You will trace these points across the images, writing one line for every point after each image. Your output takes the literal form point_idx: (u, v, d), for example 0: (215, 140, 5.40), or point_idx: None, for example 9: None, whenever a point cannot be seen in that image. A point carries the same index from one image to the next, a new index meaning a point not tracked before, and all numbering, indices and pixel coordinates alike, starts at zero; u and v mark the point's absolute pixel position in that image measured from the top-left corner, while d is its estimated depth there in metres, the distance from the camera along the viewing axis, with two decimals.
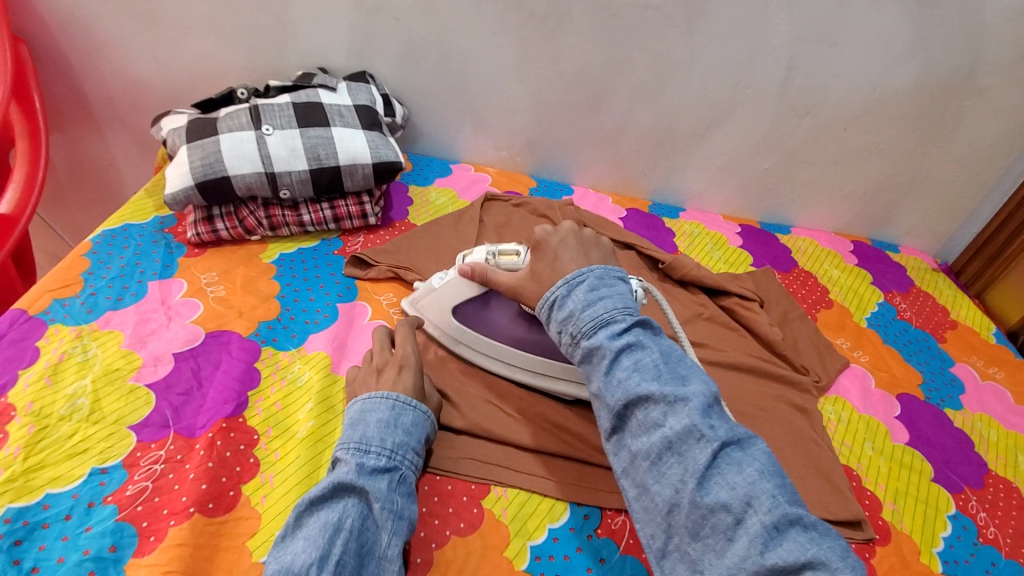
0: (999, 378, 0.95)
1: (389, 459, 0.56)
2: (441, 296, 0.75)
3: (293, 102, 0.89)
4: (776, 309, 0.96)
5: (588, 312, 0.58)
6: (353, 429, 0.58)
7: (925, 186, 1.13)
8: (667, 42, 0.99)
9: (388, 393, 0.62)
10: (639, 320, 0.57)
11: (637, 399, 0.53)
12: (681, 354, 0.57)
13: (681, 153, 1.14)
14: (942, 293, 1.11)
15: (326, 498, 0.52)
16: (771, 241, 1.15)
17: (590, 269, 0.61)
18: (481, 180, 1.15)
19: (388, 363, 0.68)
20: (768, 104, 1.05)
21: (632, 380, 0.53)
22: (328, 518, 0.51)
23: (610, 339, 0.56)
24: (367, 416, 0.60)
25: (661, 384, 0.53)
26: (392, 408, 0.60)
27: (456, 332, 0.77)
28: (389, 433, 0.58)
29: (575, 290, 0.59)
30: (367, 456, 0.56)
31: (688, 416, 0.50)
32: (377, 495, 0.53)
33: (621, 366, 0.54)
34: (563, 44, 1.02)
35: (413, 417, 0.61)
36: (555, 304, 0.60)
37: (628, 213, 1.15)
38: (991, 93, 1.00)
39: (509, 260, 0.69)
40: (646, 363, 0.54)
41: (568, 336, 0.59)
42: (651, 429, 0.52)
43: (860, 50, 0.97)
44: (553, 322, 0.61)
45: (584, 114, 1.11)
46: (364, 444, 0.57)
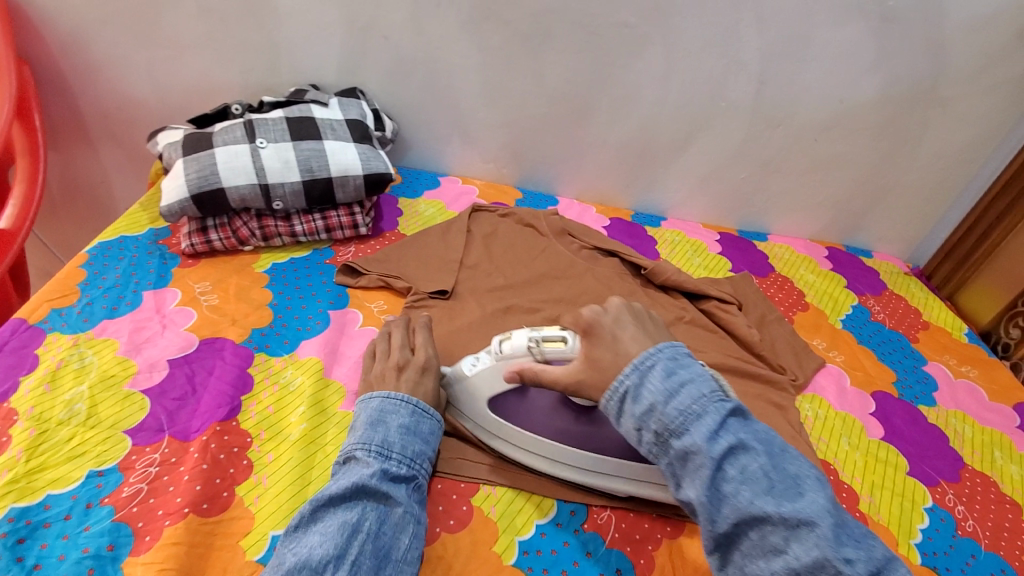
0: (971, 375, 0.98)
1: (408, 467, 0.61)
2: (475, 386, 0.68)
3: (286, 117, 0.93)
4: (754, 312, 1.00)
5: (673, 407, 0.53)
6: (375, 429, 0.62)
7: (895, 194, 1.18)
8: (646, 58, 1.04)
9: (408, 397, 0.65)
10: (729, 409, 0.53)
11: (751, 518, 0.49)
12: (782, 443, 0.53)
13: (662, 164, 1.18)
14: (914, 296, 1.15)
15: (346, 497, 0.56)
16: (749, 248, 1.19)
17: (659, 349, 0.57)
18: (468, 192, 1.18)
19: (409, 364, 0.70)
20: (743, 116, 1.10)
21: (743, 496, 0.49)
22: (347, 518, 0.55)
23: (708, 444, 0.51)
24: (387, 417, 0.63)
25: (776, 501, 0.48)
26: (412, 414, 0.64)
27: (495, 426, 0.69)
28: (409, 440, 0.62)
29: (652, 378, 0.55)
30: (389, 461, 0.59)
31: (815, 543, 0.46)
32: (397, 501, 0.57)
33: (728, 479, 0.50)
34: (546, 60, 1.07)
35: (430, 426, 0.65)
36: (628, 396, 0.55)
37: (611, 223, 1.19)
38: (952, 104, 1.06)
39: (556, 349, 0.64)
40: (755, 472, 0.50)
41: (650, 434, 0.54)
42: (770, 553, 0.48)
43: (827, 65, 1.02)
44: (628, 415, 0.55)
45: (568, 127, 1.15)
46: (385, 447, 0.61)
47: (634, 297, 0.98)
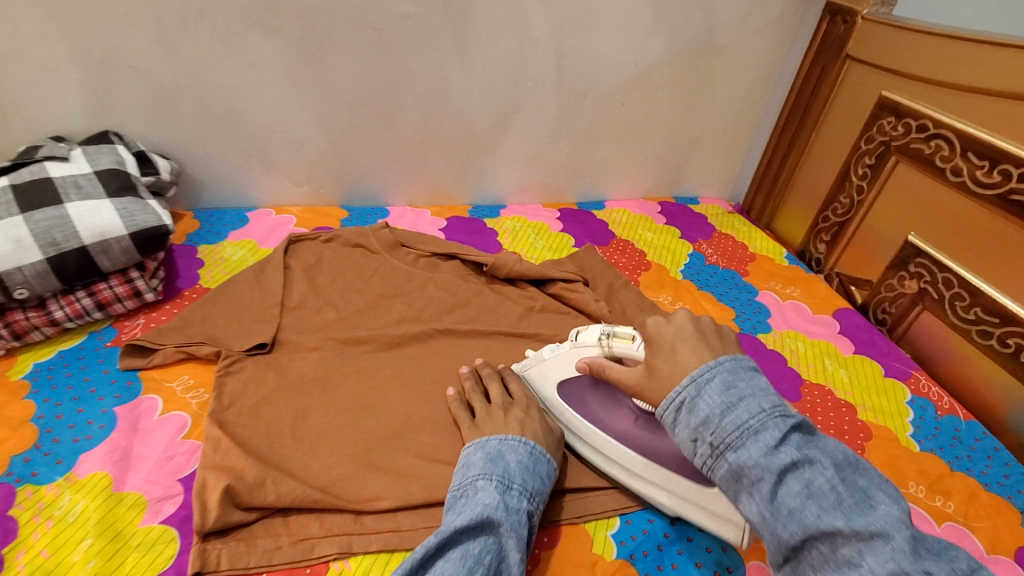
0: (796, 295, 1.07)
1: (529, 504, 0.57)
2: (549, 369, 0.73)
3: (12, 185, 0.76)
4: (601, 284, 1.00)
5: (729, 420, 0.48)
6: (496, 463, 0.60)
7: (705, 141, 1.25)
8: (437, 47, 0.98)
9: (526, 438, 0.64)
10: (794, 424, 0.48)
11: (818, 532, 0.43)
12: (855, 459, 0.47)
13: (487, 153, 1.14)
14: (739, 232, 1.23)
15: (472, 527, 0.53)
16: (588, 218, 1.20)
17: (719, 361, 0.51)
18: (284, 222, 1.05)
19: (514, 406, 0.69)
20: (550, 92, 1.08)
21: (805, 509, 0.44)
22: (468, 549, 0.51)
23: (766, 457, 0.46)
24: (506, 454, 0.61)
25: (847, 516, 0.43)
26: (530, 453, 0.62)
27: (559, 409, 0.73)
28: (528, 477, 0.60)
29: (710, 391, 0.49)
30: (511, 493, 0.57)
31: (890, 556, 0.40)
32: (517, 539, 0.53)
33: (788, 488, 0.45)
34: (332, 65, 0.97)
35: (546, 470, 0.62)
36: (684, 406, 0.50)
37: (448, 223, 1.13)
38: (732, 50, 1.13)
39: (624, 345, 0.65)
40: (821, 486, 0.44)
41: (705, 446, 0.48)
42: (839, 567, 0.42)
43: (613, 31, 1.04)
44: (682, 426, 0.50)
45: (378, 132, 1.07)
46: (506, 480, 0.58)
47: (481, 298, 0.93)
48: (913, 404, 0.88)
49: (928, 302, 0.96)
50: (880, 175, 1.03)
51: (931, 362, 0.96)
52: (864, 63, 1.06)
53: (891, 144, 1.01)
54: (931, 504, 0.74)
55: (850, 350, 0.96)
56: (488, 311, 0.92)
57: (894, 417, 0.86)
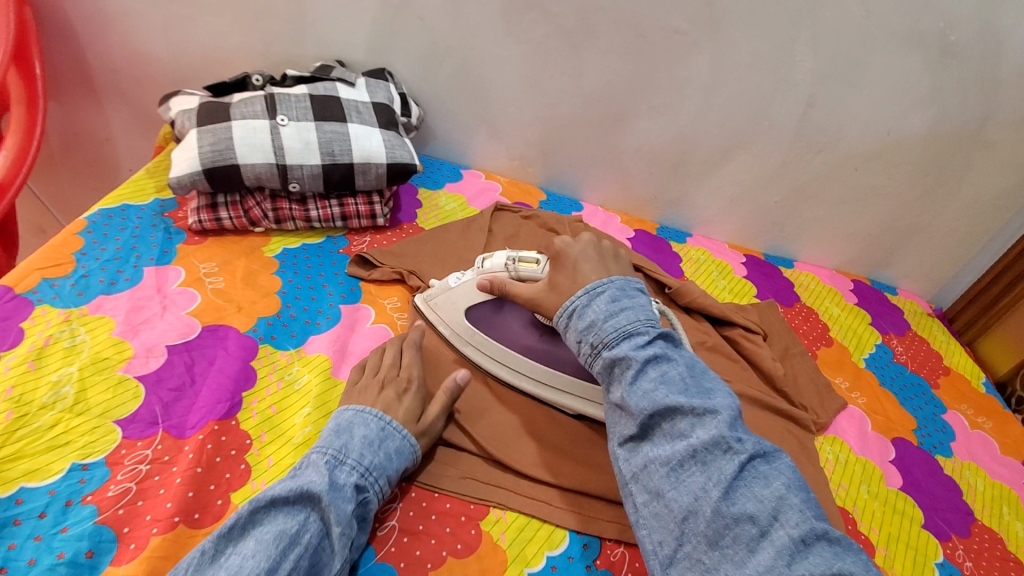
0: (988, 427, 0.96)
1: (362, 480, 0.56)
2: (456, 296, 0.77)
3: (310, 94, 0.87)
4: (778, 343, 0.96)
5: (612, 323, 0.59)
6: (339, 437, 0.58)
7: (928, 232, 1.15)
8: (692, 65, 0.99)
9: (383, 414, 0.62)
10: (662, 332, 0.60)
11: (664, 408, 0.54)
12: (702, 367, 0.59)
13: (694, 179, 1.14)
14: (936, 339, 1.12)
15: (289, 501, 0.51)
16: (773, 273, 1.16)
17: (610, 280, 0.63)
18: (491, 188, 1.13)
19: (391, 383, 0.67)
20: (784, 137, 1.05)
21: (657, 392, 0.55)
22: (285, 527, 0.50)
23: (635, 349, 0.57)
24: (353, 428, 0.59)
25: (688, 398, 0.54)
26: (381, 429, 0.60)
27: (467, 333, 0.77)
28: (371, 453, 0.58)
29: (599, 299, 0.61)
30: (342, 468, 0.55)
31: (715, 427, 0.52)
32: (340, 513, 0.52)
33: (647, 376, 0.56)
34: (586, 59, 1.01)
35: (398, 445, 0.60)
36: (575, 314, 0.61)
37: (636, 234, 1.14)
38: (1001, 147, 1.02)
39: (528, 268, 0.71)
40: (673, 375, 0.56)
41: (588, 346, 0.60)
42: (675, 438, 0.53)
43: (878, 94, 0.98)
44: (572, 331, 0.62)
45: (601, 131, 1.10)
46: (340, 457, 0.56)
47: None
48: None
49: None
50: None
51: None
52: None
53: None
54: None
55: None
56: None
57: None
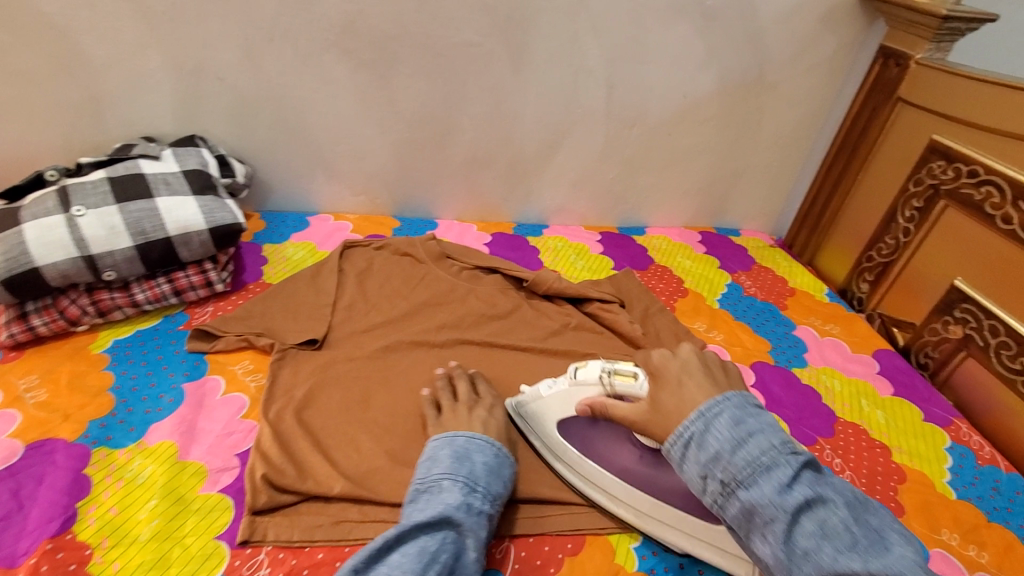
0: (835, 332, 1.07)
1: (490, 507, 0.60)
2: (548, 406, 0.72)
3: (109, 177, 0.83)
4: (637, 307, 1.03)
5: (740, 457, 0.50)
6: (464, 463, 0.62)
7: (749, 174, 1.27)
8: (496, 72, 1.05)
9: (492, 440, 0.67)
10: (804, 462, 0.50)
11: (833, 574, 0.46)
12: (859, 495, 0.50)
13: (534, 174, 1.20)
14: (779, 266, 1.24)
15: (433, 523, 0.55)
16: (627, 243, 1.24)
17: (726, 397, 0.54)
18: (341, 228, 1.13)
19: (476, 406, 0.73)
20: (599, 120, 1.14)
21: (821, 551, 0.46)
22: (426, 545, 0.54)
23: (779, 496, 0.48)
24: (472, 454, 0.64)
25: (861, 557, 0.45)
26: (495, 456, 0.65)
27: (560, 448, 0.71)
28: (492, 480, 0.63)
29: (720, 429, 0.52)
30: (475, 492, 0.60)
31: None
32: (475, 537, 0.57)
33: (802, 529, 0.48)
34: (397, 85, 1.04)
35: (508, 473, 0.65)
36: (692, 442, 0.53)
37: (492, 238, 1.18)
38: (780, 88, 1.16)
39: (626, 385, 0.65)
40: (835, 526, 0.47)
41: (716, 484, 0.51)
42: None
43: (665, 64, 1.08)
44: (691, 462, 0.53)
45: (434, 149, 1.13)
46: (471, 481, 0.61)
47: (520, 312, 0.97)
48: (953, 451, 0.85)
49: (973, 349, 0.93)
50: (927, 219, 1.02)
51: (978, 411, 0.93)
52: (915, 105, 1.05)
53: (940, 188, 1.00)
54: (965, 554, 0.72)
55: (889, 391, 0.95)
56: (525, 324, 0.96)
57: (930, 461, 0.84)
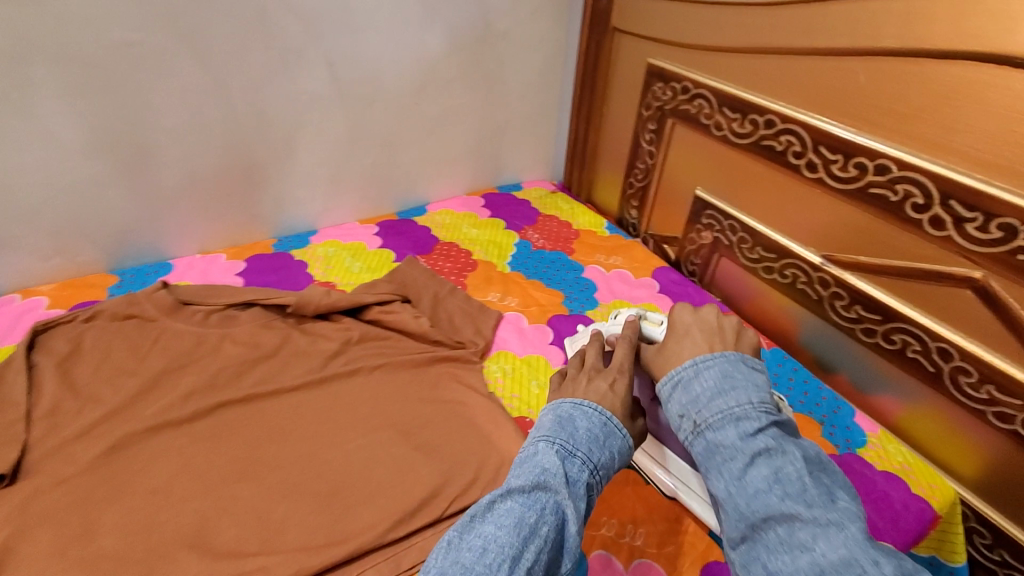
0: (619, 263, 1.11)
1: (591, 477, 0.52)
2: None
3: None
4: (425, 297, 0.96)
5: (716, 402, 0.52)
6: (564, 426, 0.55)
7: (511, 127, 1.25)
8: (180, 71, 0.87)
9: (603, 409, 0.57)
10: (775, 418, 0.51)
11: (780, 516, 0.46)
12: (821, 461, 0.51)
13: (279, 179, 1.04)
14: (562, 211, 1.26)
15: (526, 490, 0.49)
16: (408, 227, 1.16)
17: (722, 352, 0.57)
18: (35, 305, 0.88)
19: (601, 375, 0.62)
20: (331, 103, 1.01)
21: (771, 494, 0.47)
22: (523, 516, 0.47)
23: (742, 440, 0.50)
24: (575, 419, 0.56)
25: (808, 504, 0.46)
26: (604, 423, 0.56)
27: None
28: (597, 448, 0.54)
29: (706, 373, 0.55)
30: (574, 457, 0.52)
31: (843, 543, 0.43)
32: (575, 509, 0.49)
33: (756, 472, 0.48)
34: (46, 111, 0.81)
35: (620, 444, 0.56)
36: (680, 383, 0.56)
37: (249, 263, 1.01)
38: (510, 35, 1.13)
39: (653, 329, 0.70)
40: (790, 473, 0.47)
41: (689, 422, 0.53)
42: (795, 550, 0.44)
43: (382, 29, 0.99)
44: (674, 401, 0.56)
45: (135, 179, 0.92)
46: (569, 447, 0.53)
47: (291, 343, 0.85)
48: None
49: (723, 249, 1.02)
50: (663, 138, 1.08)
51: (740, 301, 1.02)
52: (629, 33, 1.09)
53: (664, 108, 1.06)
54: None
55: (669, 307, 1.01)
56: (298, 355, 0.84)
57: None
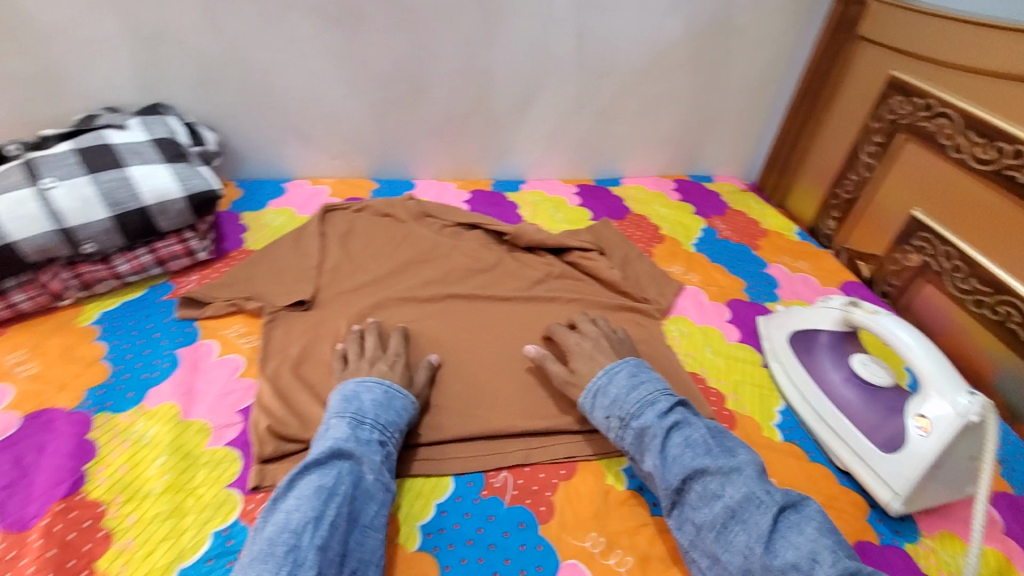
0: (805, 268, 1.12)
1: (381, 436, 0.63)
2: (793, 318, 0.89)
3: (76, 149, 0.81)
4: (616, 254, 1.06)
5: (632, 396, 0.66)
6: (349, 403, 0.65)
7: (719, 120, 1.30)
8: (464, 25, 1.04)
9: (381, 380, 0.69)
10: (677, 400, 0.66)
11: (694, 472, 0.59)
12: (720, 428, 0.65)
13: (510, 130, 1.20)
14: (752, 209, 1.29)
15: (322, 461, 0.58)
16: (605, 194, 1.26)
17: (626, 359, 0.71)
18: (319, 192, 1.13)
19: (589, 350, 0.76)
20: (570, 71, 1.14)
21: (685, 455, 0.60)
22: (323, 482, 0.57)
23: (658, 419, 0.63)
24: (361, 394, 0.66)
25: (713, 458, 0.60)
26: (385, 391, 0.68)
27: (782, 348, 0.88)
28: (383, 409, 0.66)
29: (619, 378, 0.69)
30: (362, 426, 0.63)
31: (744, 483, 0.58)
32: (370, 463, 0.60)
33: (674, 443, 0.62)
34: (365, 43, 1.03)
35: (403, 402, 0.68)
36: (599, 391, 0.69)
37: (472, 196, 1.19)
38: (746, 31, 1.17)
39: (864, 317, 0.79)
40: (696, 438, 0.61)
41: (615, 420, 0.66)
42: (711, 499, 0.57)
43: (633, 10, 1.09)
44: (598, 407, 0.68)
45: (407, 108, 1.12)
46: (358, 417, 0.63)
47: (504, 264, 1.00)
48: None
49: (928, 274, 0.99)
50: (888, 152, 1.07)
51: (935, 332, 0.99)
52: (877, 43, 1.09)
53: (898, 123, 1.05)
54: None
55: None
56: (508, 275, 0.98)
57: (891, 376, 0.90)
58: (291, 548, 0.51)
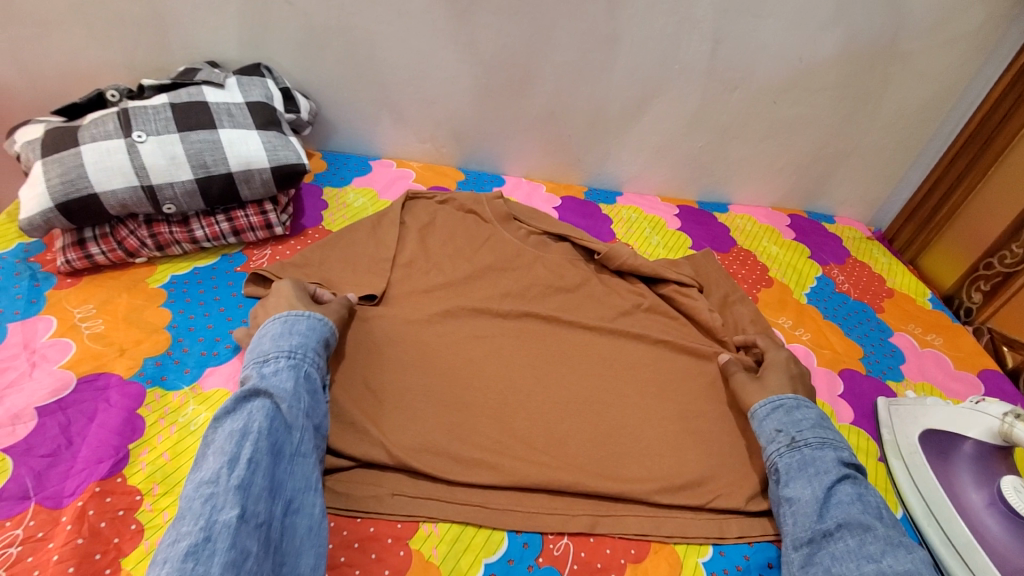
0: (937, 344, 0.95)
1: (291, 361, 0.60)
2: (927, 413, 0.75)
3: (171, 103, 0.78)
4: (716, 293, 0.93)
5: (818, 432, 0.64)
6: (251, 352, 0.61)
7: (857, 155, 1.13)
8: (588, 16, 0.93)
9: (279, 312, 0.65)
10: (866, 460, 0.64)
11: (857, 525, 0.56)
12: None
13: (616, 135, 1.09)
14: (877, 262, 1.12)
15: (233, 408, 0.53)
16: (709, 220, 1.13)
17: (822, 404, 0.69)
18: (404, 176, 1.07)
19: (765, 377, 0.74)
20: (696, 79, 1.01)
21: (853, 505, 0.58)
22: (234, 427, 0.51)
23: (838, 462, 0.62)
24: (261, 335, 0.63)
25: (884, 524, 0.57)
26: (284, 321, 0.64)
27: (907, 445, 0.74)
28: (287, 339, 0.62)
29: (808, 410, 0.67)
30: (267, 362, 0.59)
31: (910, 560, 0.53)
32: (286, 400, 0.56)
33: (844, 489, 0.59)
34: (478, 25, 0.94)
35: (307, 324, 0.64)
36: (783, 407, 0.67)
37: (562, 202, 1.10)
38: (914, 57, 0.99)
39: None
40: (871, 499, 0.59)
41: (784, 437, 0.65)
42: (864, 558, 0.54)
43: (785, 19, 0.94)
44: (772, 421, 0.67)
45: (510, 99, 1.04)
46: (264, 354, 0.60)
47: (589, 286, 0.90)
48: None
49: None
50: None
51: None
52: None
53: None
54: None
55: None
56: (593, 300, 0.88)
57: None
58: (207, 497, 0.46)
